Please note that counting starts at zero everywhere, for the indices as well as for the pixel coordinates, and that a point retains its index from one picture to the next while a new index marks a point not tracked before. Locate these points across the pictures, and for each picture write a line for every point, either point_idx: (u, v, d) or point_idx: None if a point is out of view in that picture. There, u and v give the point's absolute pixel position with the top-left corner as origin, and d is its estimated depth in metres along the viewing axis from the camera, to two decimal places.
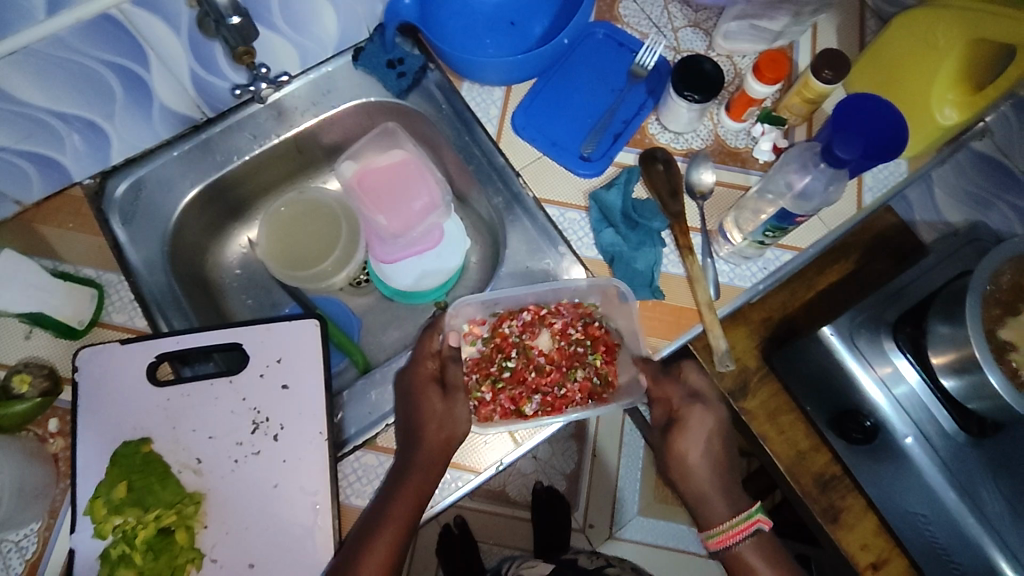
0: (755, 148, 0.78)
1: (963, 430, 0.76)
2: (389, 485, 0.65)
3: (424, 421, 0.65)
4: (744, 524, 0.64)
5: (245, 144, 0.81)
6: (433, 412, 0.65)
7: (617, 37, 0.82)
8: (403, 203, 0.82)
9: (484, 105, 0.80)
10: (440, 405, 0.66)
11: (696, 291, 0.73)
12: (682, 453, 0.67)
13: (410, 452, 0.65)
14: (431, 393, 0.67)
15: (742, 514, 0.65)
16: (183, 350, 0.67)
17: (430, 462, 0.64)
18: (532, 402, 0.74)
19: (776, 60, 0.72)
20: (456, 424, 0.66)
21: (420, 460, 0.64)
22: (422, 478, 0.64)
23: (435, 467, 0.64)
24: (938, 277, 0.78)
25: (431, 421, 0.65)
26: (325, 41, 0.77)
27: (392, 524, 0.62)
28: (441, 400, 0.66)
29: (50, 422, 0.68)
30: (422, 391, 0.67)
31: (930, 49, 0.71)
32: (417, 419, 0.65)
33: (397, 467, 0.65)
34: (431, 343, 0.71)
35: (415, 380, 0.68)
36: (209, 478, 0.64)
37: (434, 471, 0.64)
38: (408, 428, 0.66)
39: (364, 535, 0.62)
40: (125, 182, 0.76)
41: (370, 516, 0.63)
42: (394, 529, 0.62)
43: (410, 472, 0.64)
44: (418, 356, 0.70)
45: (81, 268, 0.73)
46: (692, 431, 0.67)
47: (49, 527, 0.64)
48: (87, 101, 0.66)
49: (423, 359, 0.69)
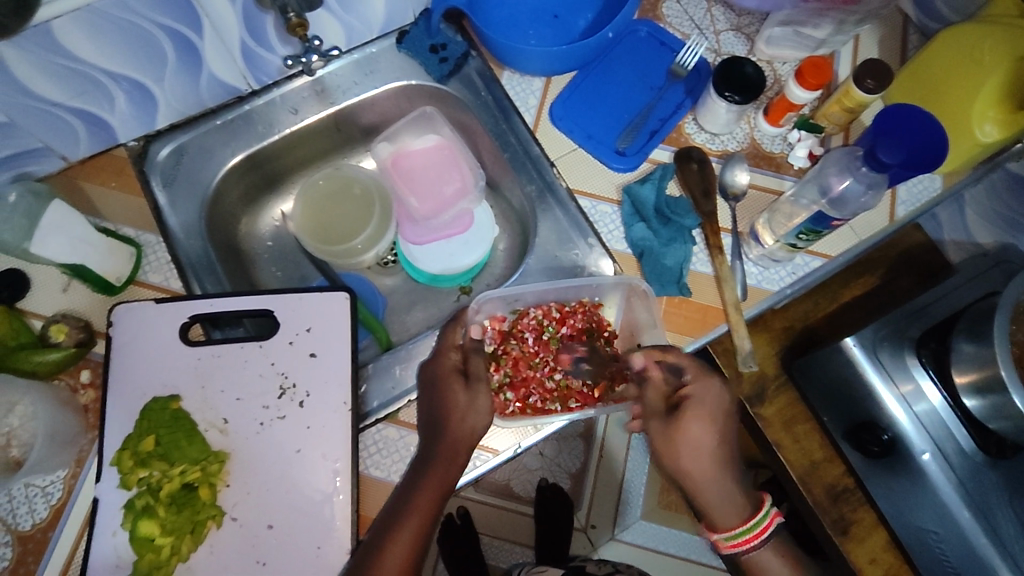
0: (790, 154, 0.79)
1: (981, 450, 0.75)
2: (412, 473, 0.65)
3: (449, 412, 0.66)
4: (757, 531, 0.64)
5: (286, 117, 0.82)
6: (458, 403, 0.66)
7: (659, 36, 0.82)
8: (438, 187, 0.84)
9: (523, 95, 0.81)
10: (464, 396, 0.66)
11: (723, 291, 0.73)
12: (692, 437, 0.63)
13: (434, 443, 0.65)
14: (455, 384, 0.67)
15: (762, 511, 0.65)
16: (216, 313, 0.69)
17: (453, 453, 0.64)
18: (551, 396, 0.75)
19: (819, 66, 0.72)
20: (477, 416, 0.66)
21: (444, 449, 0.64)
22: (446, 469, 0.64)
23: (457, 458, 0.64)
24: (965, 296, 0.78)
25: (455, 412, 0.65)
26: (372, 22, 0.78)
27: (415, 515, 0.62)
28: (465, 391, 0.67)
29: (82, 373, 0.69)
30: (445, 382, 0.67)
31: (974, 65, 0.71)
32: (442, 410, 0.66)
33: (420, 456, 0.66)
34: (455, 336, 0.71)
35: (438, 371, 0.68)
36: (234, 438, 0.65)
37: (457, 462, 0.64)
38: (432, 419, 0.66)
39: (388, 523, 0.63)
40: (168, 146, 0.78)
41: (393, 505, 0.64)
42: (418, 517, 0.62)
43: (434, 462, 0.64)
44: (442, 347, 0.70)
45: (121, 227, 0.75)
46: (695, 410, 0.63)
47: (75, 475, 0.66)
48: (140, 63, 0.67)
49: (447, 351, 0.69)
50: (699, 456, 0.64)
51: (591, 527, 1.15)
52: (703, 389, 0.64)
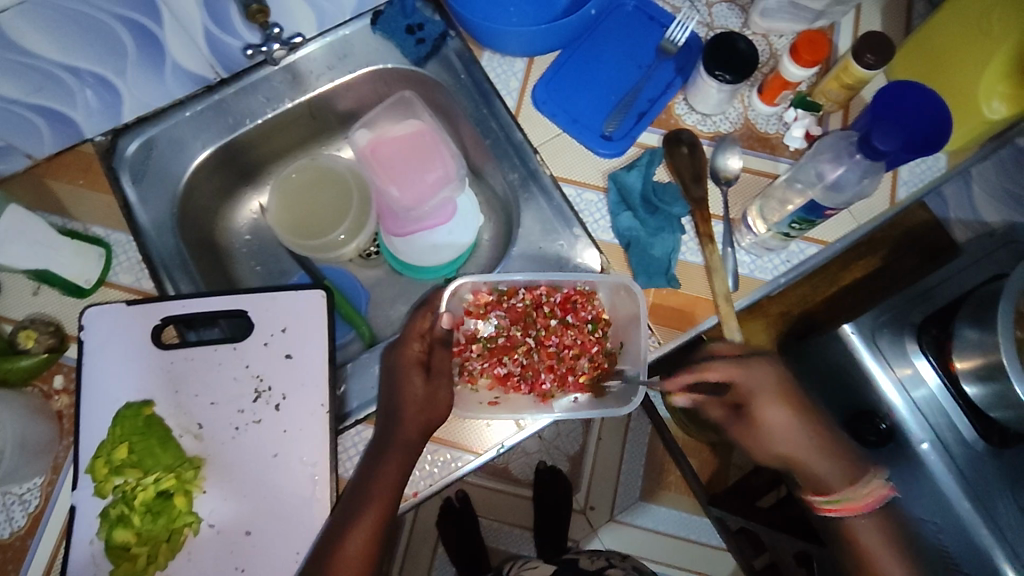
0: (786, 134, 0.75)
1: (984, 439, 0.72)
2: (368, 461, 0.63)
3: (404, 404, 0.64)
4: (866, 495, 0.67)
5: (259, 106, 0.79)
6: (415, 396, 0.64)
7: (647, 10, 0.78)
8: (416, 175, 0.78)
9: (504, 76, 0.77)
10: (422, 388, 0.64)
11: (713, 282, 0.70)
12: (770, 422, 0.68)
13: (391, 431, 0.63)
14: (414, 375, 0.65)
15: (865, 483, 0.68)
16: (188, 315, 0.67)
17: (409, 439, 0.63)
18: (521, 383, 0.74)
19: (816, 40, 0.68)
20: (435, 409, 0.64)
21: (400, 436, 0.63)
22: (403, 456, 0.63)
23: (413, 445, 0.63)
24: (971, 278, 0.74)
25: (411, 405, 0.64)
26: (344, 4, 0.74)
27: (375, 503, 0.61)
28: (424, 383, 0.65)
29: (55, 378, 0.68)
30: (405, 371, 0.65)
31: (983, 37, 0.66)
32: (399, 400, 0.64)
33: (377, 442, 0.64)
34: (422, 325, 0.68)
35: (399, 360, 0.66)
36: (209, 443, 0.64)
37: (413, 449, 0.63)
38: (387, 408, 0.64)
39: (347, 511, 0.61)
40: (137, 141, 0.75)
41: (352, 492, 0.62)
42: (379, 504, 0.61)
43: (388, 450, 0.63)
44: (406, 335, 0.67)
45: (90, 227, 0.72)
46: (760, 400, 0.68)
47: (52, 482, 0.65)
48: (100, 57, 0.64)
49: (410, 341, 0.67)
50: (786, 440, 0.69)
51: (591, 510, 1.15)
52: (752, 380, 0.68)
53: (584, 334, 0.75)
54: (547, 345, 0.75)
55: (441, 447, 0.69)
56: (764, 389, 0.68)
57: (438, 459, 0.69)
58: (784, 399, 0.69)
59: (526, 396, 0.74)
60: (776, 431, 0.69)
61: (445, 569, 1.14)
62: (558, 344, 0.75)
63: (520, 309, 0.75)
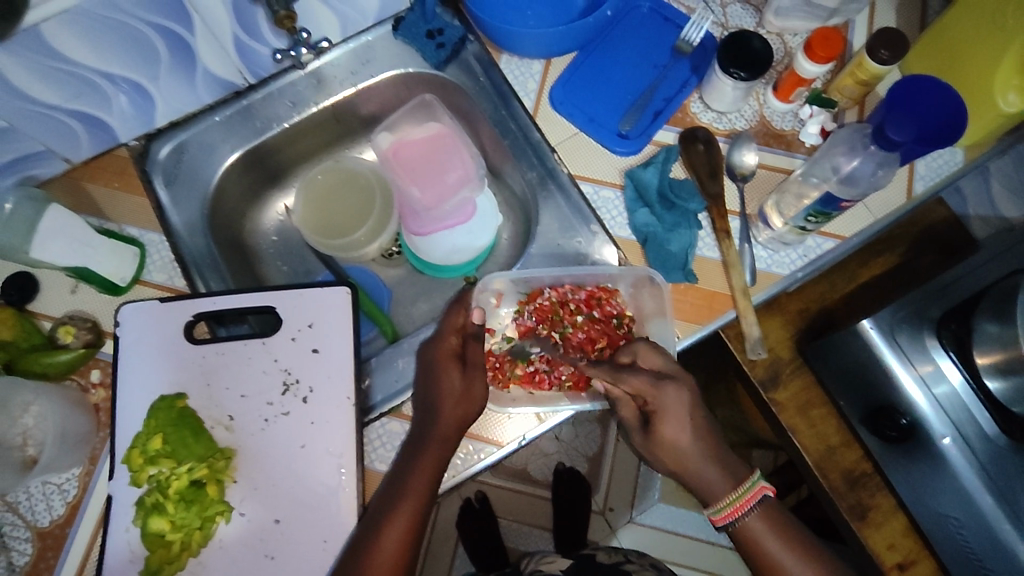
0: (801, 131, 0.76)
1: (1005, 434, 0.71)
2: (404, 458, 0.65)
3: (442, 398, 0.65)
4: (747, 497, 0.63)
5: (285, 111, 0.82)
6: (452, 389, 0.65)
7: (662, 11, 0.79)
8: (440, 174, 0.79)
9: (522, 78, 0.79)
10: (459, 382, 0.66)
11: (731, 276, 0.71)
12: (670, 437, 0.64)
13: (428, 427, 0.65)
14: (452, 370, 0.67)
15: (746, 484, 0.63)
16: (219, 311, 0.69)
17: (446, 435, 0.64)
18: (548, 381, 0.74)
19: (830, 38, 0.69)
20: (472, 403, 0.66)
21: (438, 433, 0.64)
22: (440, 452, 0.64)
23: (451, 441, 0.64)
24: (989, 275, 0.72)
25: (448, 398, 0.65)
26: (366, 10, 0.77)
27: (411, 498, 0.62)
28: (461, 376, 0.66)
29: (92, 373, 0.71)
30: (442, 366, 0.67)
31: (998, 32, 0.67)
32: (436, 394, 0.66)
33: (414, 439, 0.65)
34: (456, 319, 0.69)
35: (437, 354, 0.67)
36: (239, 435, 0.66)
37: (450, 447, 0.64)
38: (425, 403, 0.66)
39: (384, 506, 0.62)
40: (169, 145, 0.78)
41: (390, 485, 0.64)
42: (415, 500, 0.62)
43: (425, 445, 0.64)
44: (442, 330, 0.69)
45: (125, 227, 0.75)
46: (666, 414, 0.63)
47: (89, 473, 0.68)
48: (134, 63, 0.67)
49: (447, 335, 0.68)
50: (680, 456, 0.64)
51: (610, 511, 1.16)
52: (665, 401, 0.63)
53: (610, 329, 0.76)
54: (574, 340, 0.76)
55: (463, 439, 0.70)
56: (675, 405, 0.63)
57: (461, 451, 0.69)
58: (691, 418, 0.63)
59: (557, 389, 0.74)
60: (672, 444, 0.64)
61: (464, 568, 1.15)
62: (586, 338, 0.76)
63: (547, 307, 0.76)
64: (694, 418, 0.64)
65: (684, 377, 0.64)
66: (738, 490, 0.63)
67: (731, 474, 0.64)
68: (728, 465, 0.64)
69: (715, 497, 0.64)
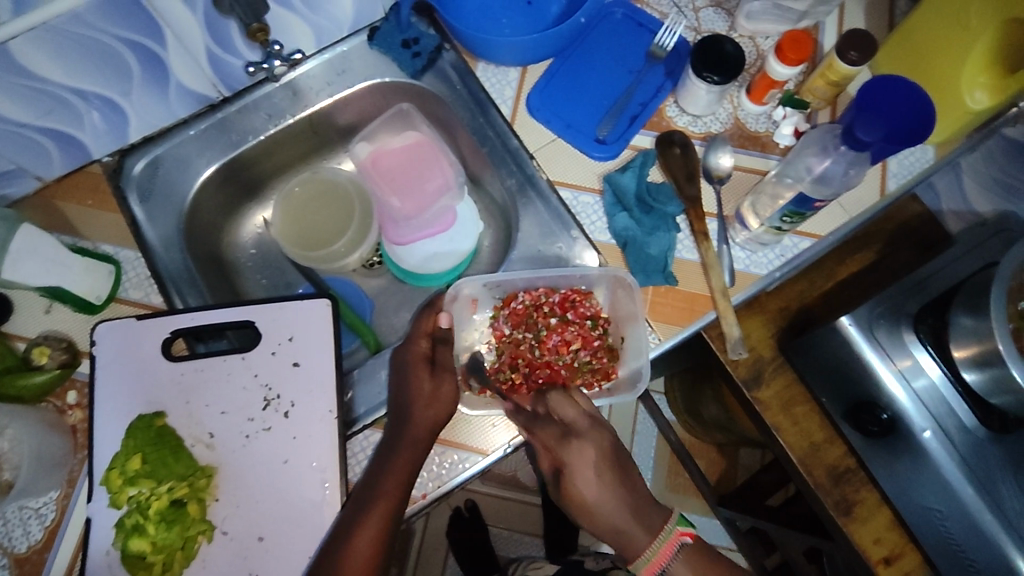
0: (775, 132, 0.76)
1: (984, 424, 0.73)
2: (377, 462, 0.64)
3: (412, 401, 0.65)
4: (667, 544, 0.59)
5: (261, 123, 0.81)
6: (422, 391, 0.65)
7: (636, 17, 0.80)
8: (418, 185, 0.80)
9: (498, 86, 0.79)
10: (428, 384, 0.66)
11: (709, 277, 0.72)
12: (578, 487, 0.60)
13: (400, 430, 0.64)
14: (421, 373, 0.66)
15: (663, 533, 0.59)
16: (197, 327, 0.69)
17: (417, 438, 0.63)
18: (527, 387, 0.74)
19: (800, 40, 0.70)
20: (441, 405, 0.65)
21: (408, 434, 0.64)
22: (411, 454, 0.63)
23: (422, 444, 0.64)
24: (964, 268, 0.75)
25: (419, 400, 0.65)
26: (340, 20, 0.76)
27: (382, 501, 0.61)
28: (430, 379, 0.66)
29: (68, 394, 0.69)
30: (413, 369, 0.67)
31: (962, 32, 0.68)
32: (407, 396, 0.65)
33: (386, 443, 0.65)
34: (428, 323, 0.69)
35: (408, 357, 0.67)
36: (220, 452, 0.65)
37: (421, 449, 0.64)
38: (397, 407, 0.66)
39: (355, 512, 0.61)
40: (143, 160, 0.77)
41: (362, 488, 0.62)
42: (385, 503, 0.61)
43: (397, 447, 0.63)
44: (413, 335, 0.69)
45: (100, 245, 0.74)
46: (574, 467, 0.60)
47: (67, 496, 0.66)
48: (105, 80, 0.66)
49: (417, 339, 0.68)
50: (592, 512, 0.60)
51: None
52: (572, 453, 0.61)
53: (585, 331, 0.76)
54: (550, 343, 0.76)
55: (448, 448, 0.69)
56: (581, 461, 0.61)
57: (446, 460, 0.69)
58: (600, 467, 0.61)
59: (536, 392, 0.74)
60: (579, 494, 0.60)
61: None
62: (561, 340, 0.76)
63: (521, 310, 0.77)
64: (606, 466, 0.61)
65: (591, 432, 0.63)
66: (655, 540, 0.59)
67: (648, 521, 0.60)
68: (641, 515, 0.60)
69: (635, 551, 0.59)
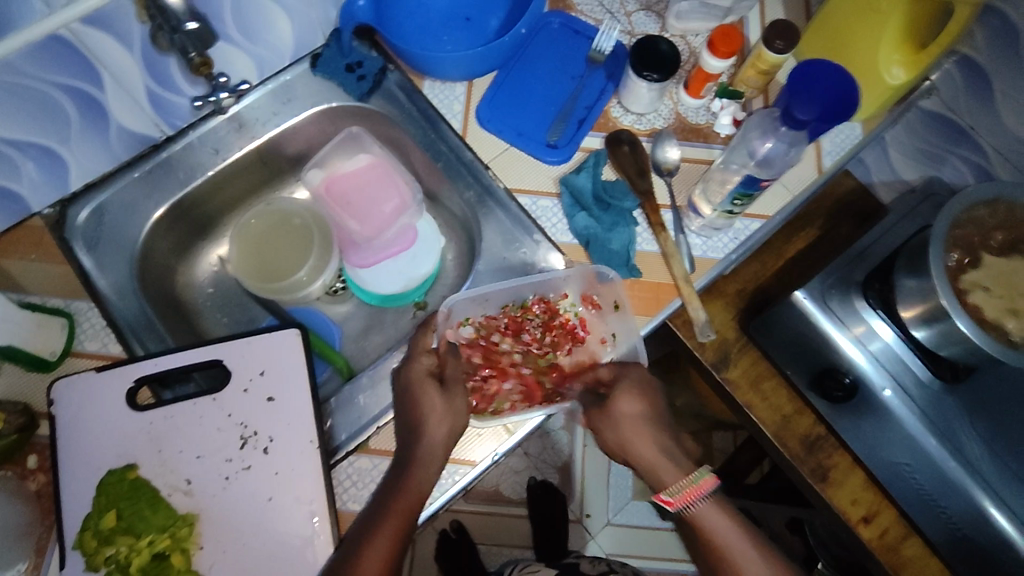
0: (715, 123, 0.80)
1: (938, 377, 0.77)
2: (391, 479, 0.64)
3: (426, 415, 0.64)
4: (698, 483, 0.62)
5: (208, 158, 0.79)
6: (434, 406, 0.65)
7: (573, 25, 0.83)
8: (376, 207, 0.81)
9: (446, 102, 0.80)
10: (440, 399, 0.65)
11: (671, 266, 0.74)
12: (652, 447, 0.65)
13: (410, 446, 0.64)
14: (430, 388, 0.66)
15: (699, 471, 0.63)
16: (161, 372, 0.66)
17: (430, 455, 0.63)
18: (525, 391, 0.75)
19: (729, 34, 0.74)
20: (456, 416, 0.65)
21: (421, 451, 0.64)
22: (423, 472, 0.63)
23: (437, 457, 0.64)
24: (898, 234, 0.79)
25: (432, 415, 0.64)
26: (281, 49, 0.76)
27: (394, 517, 0.60)
28: (440, 394, 0.66)
29: (28, 459, 0.66)
30: (419, 385, 0.66)
31: (874, 15, 0.73)
32: (417, 413, 0.65)
33: (399, 461, 0.65)
34: (426, 339, 0.70)
35: (410, 376, 0.67)
36: (200, 498, 0.63)
37: (435, 464, 0.63)
38: (407, 422, 0.65)
39: (367, 527, 0.61)
40: (87, 208, 0.74)
41: (370, 514, 0.62)
42: (397, 519, 0.60)
43: (411, 464, 0.63)
44: (412, 353, 0.69)
45: (47, 298, 0.71)
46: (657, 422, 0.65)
47: (37, 566, 0.63)
48: (42, 127, 0.64)
49: (418, 356, 0.68)
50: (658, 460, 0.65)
51: (586, 517, 1.18)
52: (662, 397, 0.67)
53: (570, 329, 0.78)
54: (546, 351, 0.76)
55: None
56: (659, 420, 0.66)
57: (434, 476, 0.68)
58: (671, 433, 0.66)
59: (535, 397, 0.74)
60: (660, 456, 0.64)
61: None
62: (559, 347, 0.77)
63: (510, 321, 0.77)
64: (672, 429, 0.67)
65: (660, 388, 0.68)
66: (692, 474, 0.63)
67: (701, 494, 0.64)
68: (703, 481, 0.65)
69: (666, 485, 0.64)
